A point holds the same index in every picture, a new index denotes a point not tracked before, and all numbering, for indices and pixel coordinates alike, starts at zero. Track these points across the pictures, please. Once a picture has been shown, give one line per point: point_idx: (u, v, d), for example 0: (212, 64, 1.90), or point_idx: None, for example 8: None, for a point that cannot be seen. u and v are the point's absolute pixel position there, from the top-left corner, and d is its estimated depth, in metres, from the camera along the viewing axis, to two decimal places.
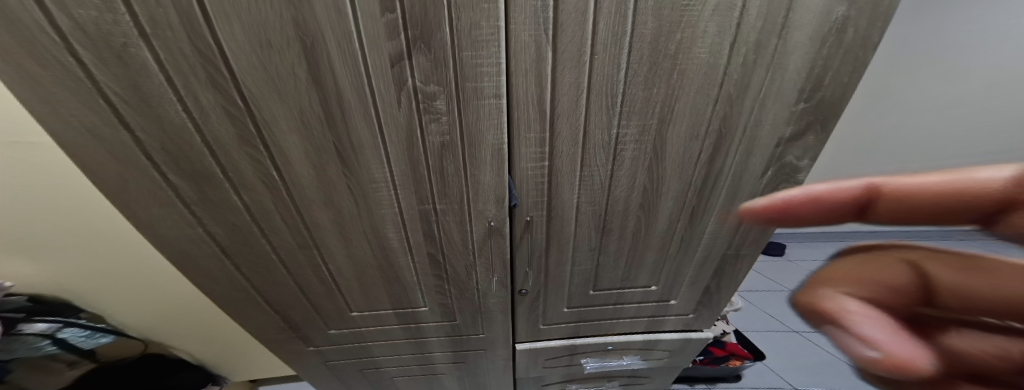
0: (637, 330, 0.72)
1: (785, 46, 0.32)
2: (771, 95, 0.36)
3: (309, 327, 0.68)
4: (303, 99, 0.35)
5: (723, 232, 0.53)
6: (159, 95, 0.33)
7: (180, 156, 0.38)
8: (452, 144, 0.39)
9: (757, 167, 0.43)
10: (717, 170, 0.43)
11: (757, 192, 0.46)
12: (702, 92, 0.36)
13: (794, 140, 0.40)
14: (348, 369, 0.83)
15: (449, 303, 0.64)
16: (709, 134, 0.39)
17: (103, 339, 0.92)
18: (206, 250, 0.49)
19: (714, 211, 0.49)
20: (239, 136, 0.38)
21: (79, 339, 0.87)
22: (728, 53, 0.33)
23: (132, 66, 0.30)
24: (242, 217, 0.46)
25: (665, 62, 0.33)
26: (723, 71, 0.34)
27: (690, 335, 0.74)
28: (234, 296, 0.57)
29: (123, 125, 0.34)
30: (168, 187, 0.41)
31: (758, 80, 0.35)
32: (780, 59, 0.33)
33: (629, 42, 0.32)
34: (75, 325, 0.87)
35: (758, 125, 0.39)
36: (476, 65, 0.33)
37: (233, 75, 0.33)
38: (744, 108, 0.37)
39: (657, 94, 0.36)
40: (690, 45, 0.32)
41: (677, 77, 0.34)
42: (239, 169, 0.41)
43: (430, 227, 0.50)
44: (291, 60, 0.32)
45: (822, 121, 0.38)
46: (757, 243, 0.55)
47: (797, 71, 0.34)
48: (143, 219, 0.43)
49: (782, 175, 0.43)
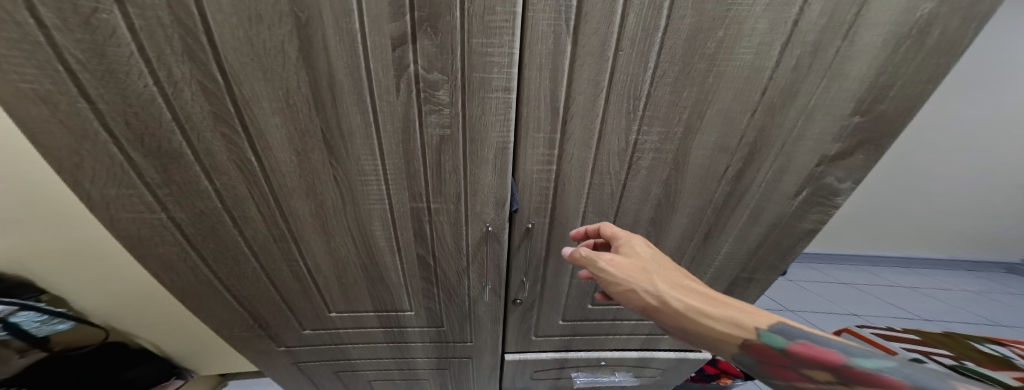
0: (631, 346, 0.70)
1: (848, 50, 0.30)
2: (821, 107, 0.34)
3: (280, 326, 0.63)
4: (291, 77, 0.32)
5: (738, 254, 0.51)
6: (125, 65, 0.29)
7: (145, 132, 0.34)
8: (453, 138, 0.36)
9: (795, 182, 0.41)
10: (743, 187, 0.42)
11: (779, 215, 0.45)
12: (737, 100, 0.34)
13: (839, 159, 0.37)
14: (320, 370, 0.78)
15: (437, 308, 0.60)
16: (740, 148, 0.38)
17: (59, 326, 0.79)
18: (168, 237, 0.44)
19: (728, 230, 0.47)
20: (215, 115, 0.34)
21: (33, 324, 0.74)
22: (776, 57, 0.31)
23: (97, 28, 0.27)
24: (212, 204, 0.42)
25: (701, 63, 0.31)
26: (771, 75, 0.32)
27: (685, 354, 0.72)
28: (196, 289, 0.52)
29: (81, 95, 0.30)
30: (129, 166, 0.36)
31: (811, 87, 0.33)
32: (840, 66, 0.31)
33: (661, 38, 0.29)
34: (34, 308, 0.74)
35: (800, 139, 0.37)
36: (485, 53, 0.30)
37: (214, 48, 0.29)
38: (788, 118, 0.35)
39: (687, 98, 0.34)
40: (733, 44, 0.30)
41: (712, 81, 0.32)
42: (210, 151, 0.36)
43: (422, 227, 0.47)
44: (279, 34, 0.29)
45: (877, 140, 0.35)
46: (772, 268, 0.52)
47: (859, 80, 0.32)
48: (96, 200, 0.38)
49: (817, 196, 0.42)
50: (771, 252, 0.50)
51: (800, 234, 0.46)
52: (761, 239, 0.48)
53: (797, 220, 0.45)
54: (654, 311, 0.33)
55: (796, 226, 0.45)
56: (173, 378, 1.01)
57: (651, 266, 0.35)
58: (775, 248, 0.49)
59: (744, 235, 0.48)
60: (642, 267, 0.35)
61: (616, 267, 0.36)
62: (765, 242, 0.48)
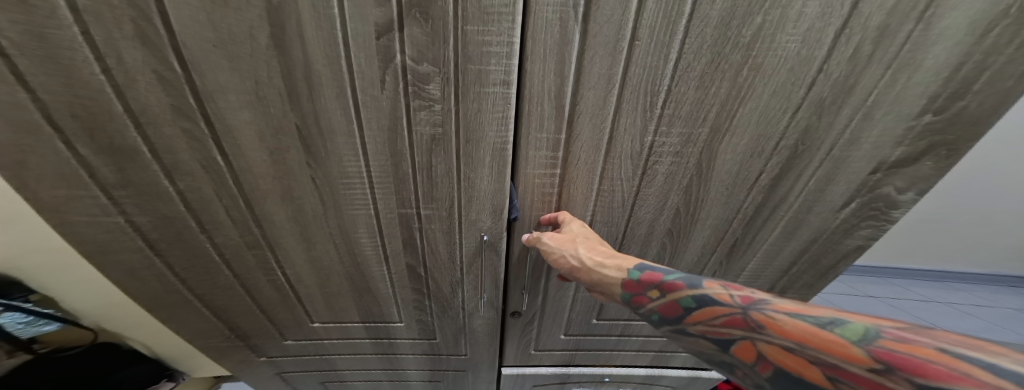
0: (639, 363, 0.68)
1: (925, 34, 0.26)
2: (884, 104, 0.30)
3: (260, 336, 0.59)
4: (260, 66, 0.27)
5: (766, 272, 0.49)
6: (67, 50, 0.25)
7: (95, 126, 0.29)
8: (445, 138, 0.33)
9: (844, 193, 0.38)
10: (778, 198, 0.39)
11: (820, 229, 0.42)
12: (778, 97, 0.30)
13: (899, 167, 0.34)
14: (306, 381, 0.74)
15: (429, 320, 0.57)
16: (778, 152, 0.35)
17: (48, 328, 0.60)
18: (129, 243, 0.40)
19: (749, 244, 0.45)
20: (176, 108, 0.30)
21: (15, 326, 0.57)
22: (829, 45, 0.27)
23: (33, 7, 0.22)
24: (176, 207, 0.38)
25: (735, 53, 0.28)
26: (821, 66, 0.28)
27: (699, 373, 0.70)
28: (164, 299, 0.48)
29: (15, 82, 0.25)
30: (80, 165, 0.32)
31: (868, 81, 0.29)
32: (913, 53, 0.27)
33: (685, 25, 0.26)
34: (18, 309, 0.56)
35: (855, 142, 0.33)
36: (482, 43, 0.27)
37: (170, 32, 0.25)
38: (839, 119, 0.32)
39: (717, 94, 0.30)
40: (776, 31, 0.26)
41: (747, 73, 0.29)
42: (172, 149, 0.32)
43: (412, 235, 0.43)
44: (247, 18, 0.25)
45: (950, 143, 0.32)
46: (806, 286, 0.51)
47: (933, 70, 0.28)
48: (44, 202, 0.33)
49: (866, 211, 0.39)
50: (808, 271, 0.48)
51: (845, 252, 0.45)
52: (797, 255, 0.46)
53: (845, 235, 0.43)
54: (567, 266, 0.39)
55: (840, 243, 0.44)
56: (163, 381, 0.77)
57: (579, 237, 0.39)
58: (813, 266, 0.47)
59: (775, 252, 0.46)
60: (571, 237, 0.38)
61: (552, 240, 0.39)
62: (802, 259, 0.46)
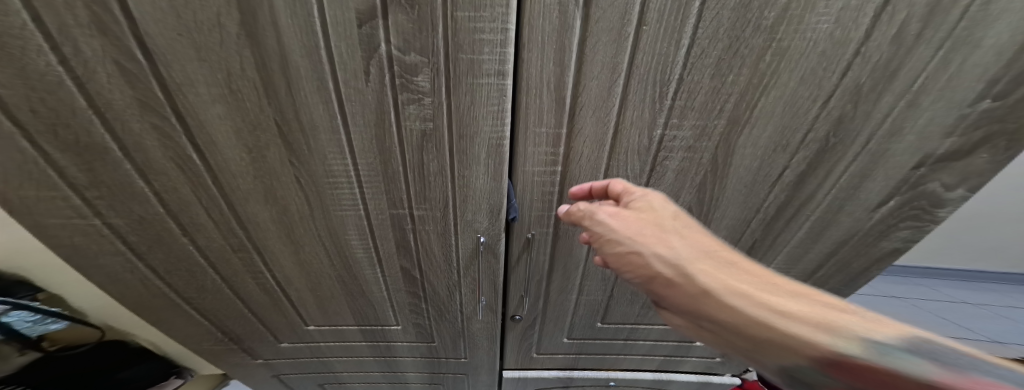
0: (645, 367, 0.67)
1: (985, 10, 0.23)
2: (926, 91, 0.28)
3: (253, 340, 0.57)
4: (231, 57, 0.25)
5: (789, 275, 0.47)
6: (15, 37, 0.22)
7: (56, 122, 0.27)
8: (436, 133, 0.31)
9: (883, 191, 0.36)
10: (805, 196, 0.37)
11: (854, 229, 0.40)
12: (807, 85, 0.28)
13: (946, 161, 0.32)
14: (303, 384, 0.73)
15: (426, 324, 0.55)
16: (807, 146, 0.33)
17: (53, 327, 0.61)
18: (107, 246, 0.38)
19: (761, 244, 0.43)
20: (141, 103, 0.27)
21: (24, 324, 0.58)
22: (868, 25, 0.24)
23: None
24: (154, 209, 0.36)
25: (756, 37, 0.25)
26: (859, 48, 0.26)
27: (708, 378, 0.69)
28: (149, 303, 0.46)
29: None
30: (47, 164, 0.29)
31: (910, 63, 0.26)
32: (969, 31, 0.24)
33: (699, 7, 0.24)
34: (28, 307, 0.57)
35: (898, 132, 0.31)
36: (474, 30, 0.24)
37: (129, 20, 0.22)
38: (879, 107, 0.29)
39: (734, 83, 0.28)
40: (804, 10, 0.24)
41: (768, 58, 0.26)
42: (142, 146, 0.30)
43: (405, 238, 0.42)
44: (213, 3, 0.22)
45: (1010, 133, 0.29)
46: (829, 290, 0.49)
47: (985, 52, 0.25)
48: (13, 204, 0.31)
49: (906, 211, 0.38)
50: (836, 275, 0.46)
51: (867, 252, 0.43)
52: (825, 258, 0.44)
53: (880, 238, 0.41)
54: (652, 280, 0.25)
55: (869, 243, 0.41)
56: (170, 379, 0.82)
57: (665, 222, 0.27)
58: (843, 270, 0.45)
59: (790, 253, 0.44)
60: (654, 223, 0.27)
61: (623, 223, 0.29)
62: (829, 262, 0.45)
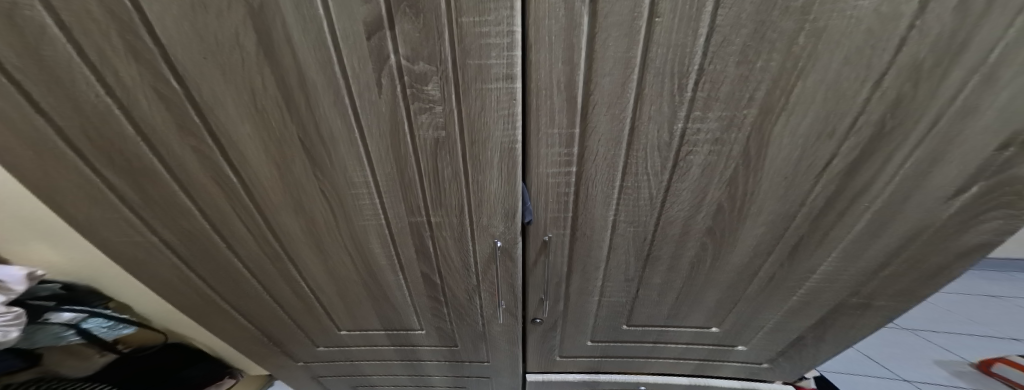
0: (681, 372, 0.65)
1: None
2: None
3: (292, 343, 0.61)
4: (253, 77, 0.26)
5: (845, 276, 0.43)
6: (70, 71, 0.24)
7: (110, 148, 0.29)
8: (448, 140, 0.31)
9: (961, 175, 0.30)
10: (857, 187, 0.33)
11: (924, 223, 0.35)
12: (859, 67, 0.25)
13: None
14: (338, 385, 0.76)
15: (447, 328, 0.56)
16: (858, 132, 0.29)
17: (127, 330, 0.74)
18: (161, 258, 0.41)
19: (800, 238, 0.40)
20: (181, 126, 0.29)
21: (101, 330, 0.70)
22: None
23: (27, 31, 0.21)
24: (200, 223, 0.38)
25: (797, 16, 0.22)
26: None
27: (752, 385, 0.66)
28: (200, 308, 0.50)
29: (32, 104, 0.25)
30: (105, 186, 0.32)
31: None
32: None
33: None
34: (102, 315, 0.69)
35: None
36: (479, 34, 0.23)
37: (160, 47, 0.23)
38: (950, 84, 0.24)
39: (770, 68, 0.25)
40: None
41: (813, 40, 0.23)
42: (184, 166, 0.32)
43: (424, 245, 0.42)
44: (230, 25, 0.22)
45: None
46: (892, 290, 0.43)
47: None
48: (82, 221, 0.35)
49: (995, 199, 0.31)
50: (903, 272, 0.41)
51: (942, 250, 0.38)
52: (888, 255, 0.40)
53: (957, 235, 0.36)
54: None
55: (943, 238, 0.36)
56: (224, 378, 0.94)
57: None
58: (914, 267, 0.40)
59: (837, 248, 0.40)
60: None
61: None
62: (896, 259, 0.40)
